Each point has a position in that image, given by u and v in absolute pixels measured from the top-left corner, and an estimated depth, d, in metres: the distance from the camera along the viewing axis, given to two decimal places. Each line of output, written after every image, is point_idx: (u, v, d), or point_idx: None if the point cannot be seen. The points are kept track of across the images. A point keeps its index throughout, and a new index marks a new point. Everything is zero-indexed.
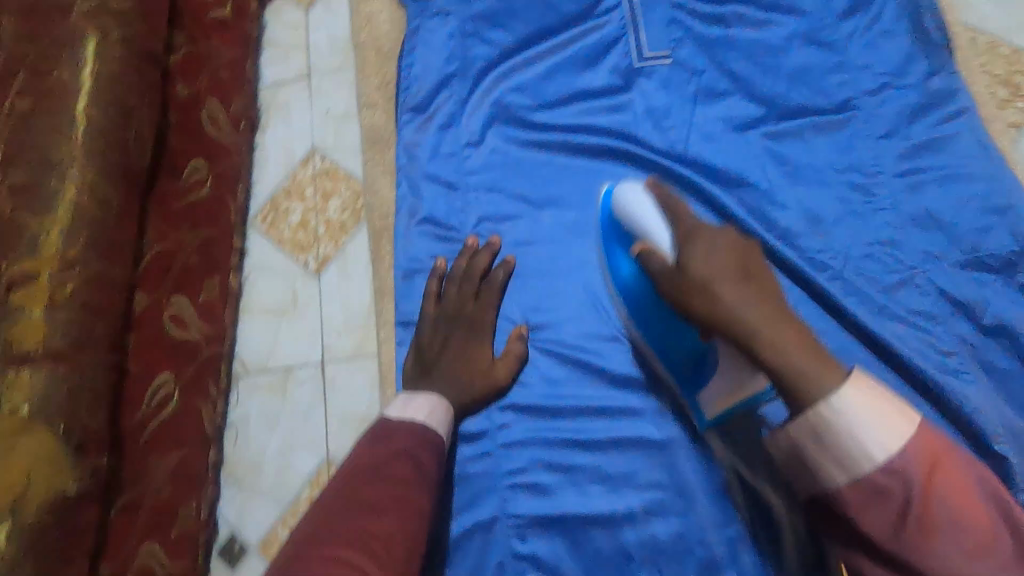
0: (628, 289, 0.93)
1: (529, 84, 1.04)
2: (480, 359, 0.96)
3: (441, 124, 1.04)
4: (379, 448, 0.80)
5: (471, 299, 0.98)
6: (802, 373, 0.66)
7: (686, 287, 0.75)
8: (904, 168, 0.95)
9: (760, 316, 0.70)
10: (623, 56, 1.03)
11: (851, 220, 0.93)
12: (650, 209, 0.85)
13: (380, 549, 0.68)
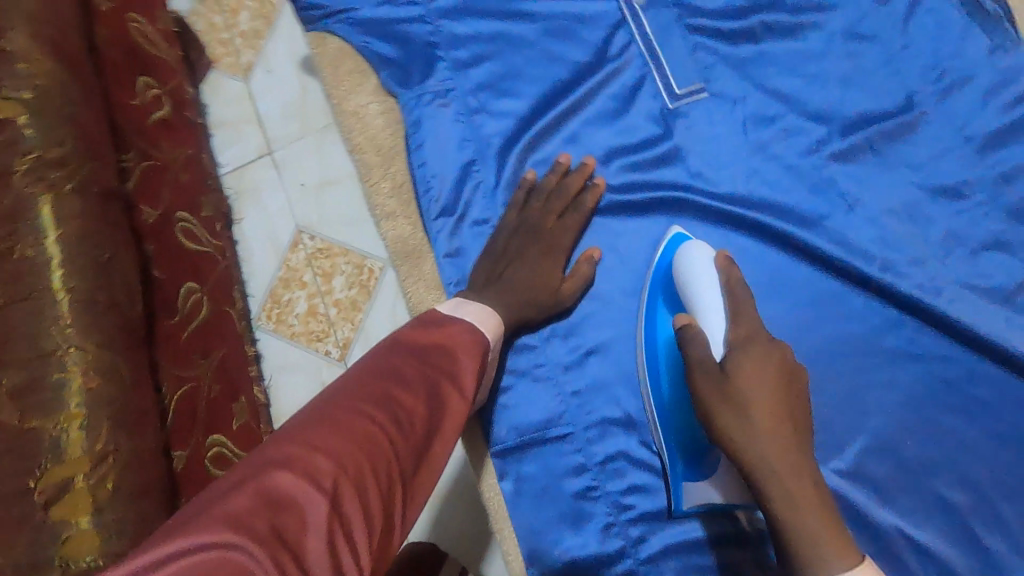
0: (654, 363, 0.65)
1: (545, 157, 0.73)
2: (547, 279, 0.68)
3: (453, 218, 0.73)
4: (439, 317, 0.63)
5: (549, 214, 0.70)
6: (809, 531, 0.50)
7: (723, 397, 0.55)
8: (990, 175, 0.63)
9: (780, 467, 0.52)
10: (653, 97, 0.71)
11: (955, 248, 0.63)
12: (713, 288, 0.63)
13: (406, 420, 0.54)
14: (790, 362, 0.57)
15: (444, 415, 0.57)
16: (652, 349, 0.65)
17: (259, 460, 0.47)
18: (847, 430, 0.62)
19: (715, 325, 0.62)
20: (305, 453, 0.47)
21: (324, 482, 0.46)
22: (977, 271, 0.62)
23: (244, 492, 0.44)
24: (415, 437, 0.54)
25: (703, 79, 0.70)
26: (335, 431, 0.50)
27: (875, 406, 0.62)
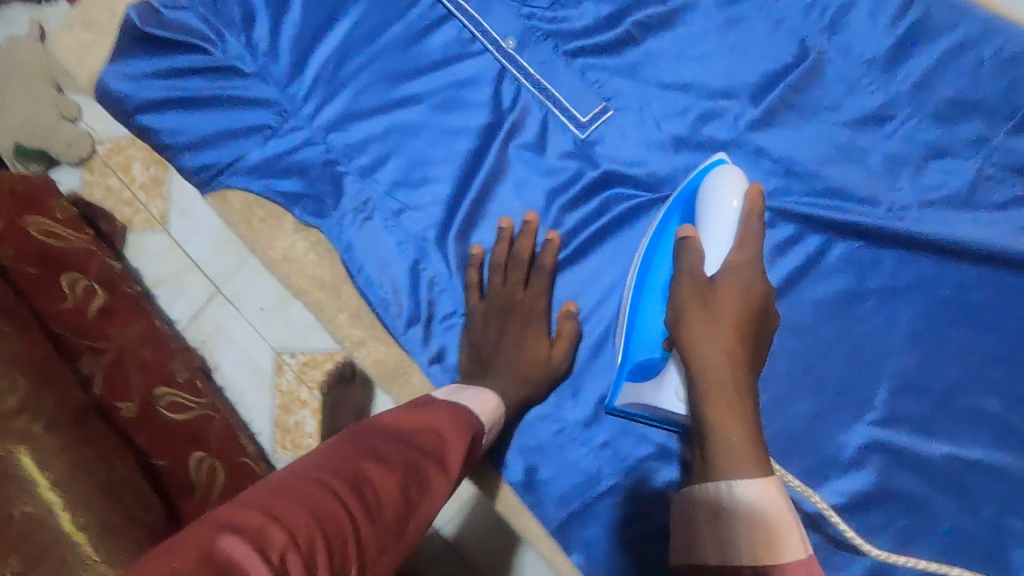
0: (648, 259, 0.64)
1: (487, 229, 0.72)
2: (535, 350, 0.67)
3: (421, 324, 0.71)
4: (435, 400, 0.57)
5: (517, 285, 0.68)
6: (727, 437, 0.49)
7: (700, 300, 0.54)
8: (904, 87, 0.63)
9: (725, 377, 0.50)
10: (562, 133, 0.70)
11: (901, 170, 0.63)
12: (732, 207, 0.59)
13: (381, 498, 0.45)
14: (768, 304, 0.55)
15: (427, 500, 0.48)
16: (652, 257, 0.64)
17: (214, 520, 0.39)
18: (867, 379, 0.62)
19: (721, 240, 0.58)
20: (263, 522, 0.39)
21: (276, 556, 0.37)
22: (924, 187, 0.62)
23: (191, 556, 0.35)
24: (388, 518, 0.45)
25: (603, 99, 0.69)
26: (301, 504, 0.41)
27: (884, 348, 0.62)
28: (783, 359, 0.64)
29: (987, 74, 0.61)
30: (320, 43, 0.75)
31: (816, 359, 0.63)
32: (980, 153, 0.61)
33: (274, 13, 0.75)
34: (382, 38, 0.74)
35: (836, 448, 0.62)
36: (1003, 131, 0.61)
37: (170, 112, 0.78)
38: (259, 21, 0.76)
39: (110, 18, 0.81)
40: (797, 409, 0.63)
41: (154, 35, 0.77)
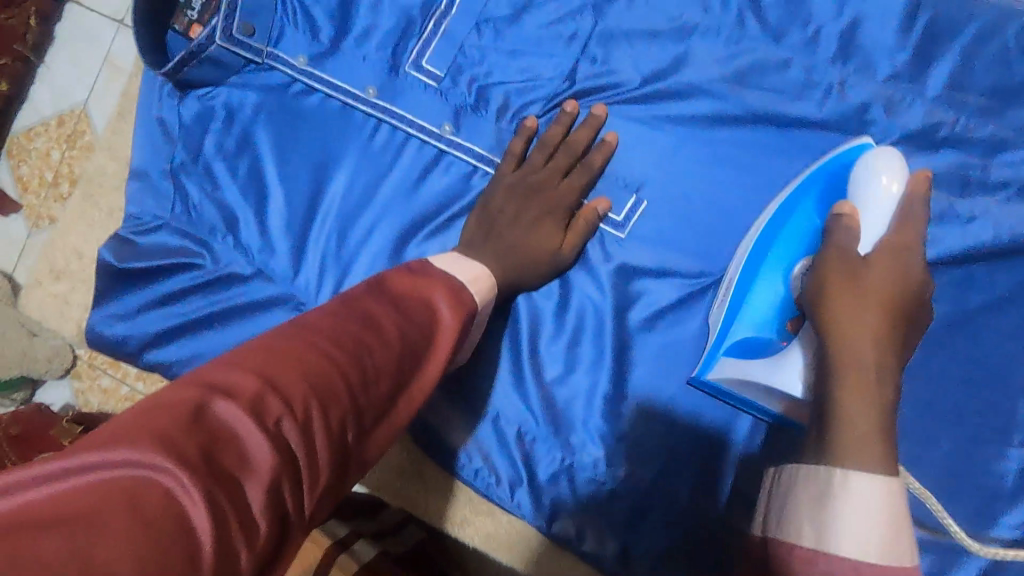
0: (773, 230, 0.59)
1: (559, 361, 0.65)
2: (547, 233, 0.64)
3: (524, 484, 0.65)
4: (432, 269, 0.55)
5: (536, 165, 0.65)
6: (865, 435, 0.43)
7: (844, 283, 0.50)
8: (935, 93, 0.60)
9: (883, 362, 0.46)
10: (600, 239, 0.65)
11: (960, 175, 0.60)
12: (892, 198, 0.54)
13: (368, 368, 0.44)
14: (925, 297, 0.51)
15: (418, 375, 0.48)
16: (781, 228, 0.59)
17: (200, 378, 0.38)
18: (1004, 398, 0.58)
19: (880, 222, 0.54)
20: (259, 387, 0.38)
21: (270, 422, 0.37)
22: (991, 187, 0.59)
23: (178, 416, 0.35)
24: (382, 392, 0.45)
25: (632, 192, 0.65)
26: (298, 371, 0.40)
27: (1009, 361, 0.58)
28: (908, 405, 0.60)
29: (1015, 58, 0.59)
30: (314, 222, 0.69)
31: (942, 394, 0.59)
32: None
33: (256, 206, 0.70)
34: (378, 196, 0.68)
35: (994, 479, 0.58)
36: None
37: (173, 343, 0.70)
38: (242, 219, 0.70)
39: (79, 261, 0.74)
40: (939, 450, 0.59)
41: (136, 268, 0.70)
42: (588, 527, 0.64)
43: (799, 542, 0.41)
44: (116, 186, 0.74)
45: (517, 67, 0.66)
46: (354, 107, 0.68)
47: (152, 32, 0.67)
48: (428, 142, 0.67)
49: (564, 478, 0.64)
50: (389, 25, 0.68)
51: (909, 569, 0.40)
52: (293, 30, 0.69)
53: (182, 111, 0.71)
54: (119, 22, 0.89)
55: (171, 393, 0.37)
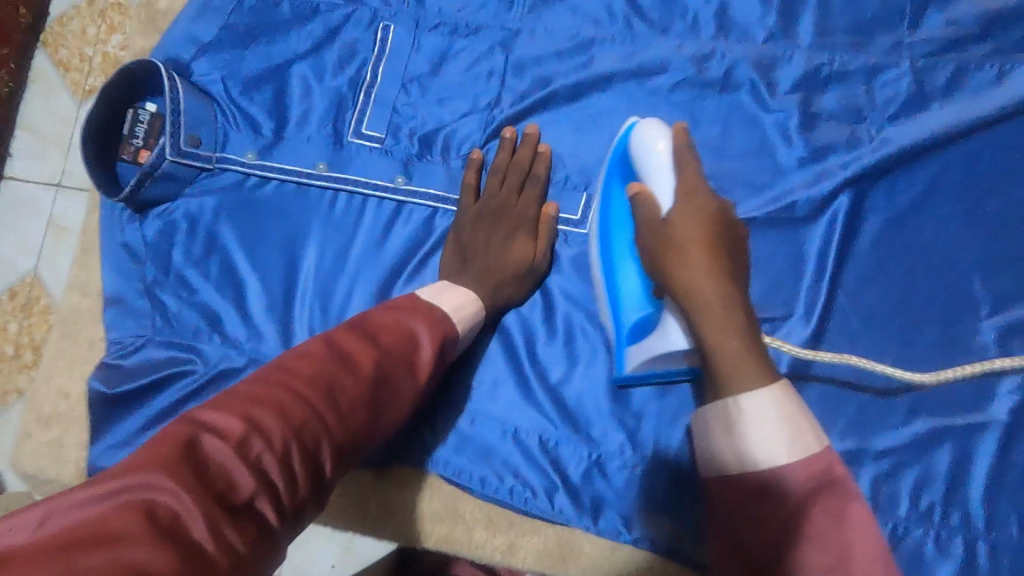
0: (614, 220, 0.64)
1: (561, 360, 0.67)
2: (519, 248, 0.67)
3: (561, 487, 0.65)
4: (418, 302, 0.57)
5: (493, 189, 0.69)
6: (736, 360, 0.48)
7: (663, 243, 0.53)
8: (807, 44, 0.69)
9: (706, 296, 0.50)
10: (567, 239, 0.70)
11: (852, 103, 0.68)
12: (665, 151, 0.57)
13: (342, 401, 0.46)
14: (732, 217, 0.54)
15: (393, 402, 0.50)
16: (609, 219, 0.64)
17: (196, 415, 0.41)
18: (960, 277, 0.64)
19: (661, 183, 0.57)
20: (243, 427, 0.40)
21: (252, 459, 0.39)
22: (882, 106, 0.68)
23: (175, 451, 0.38)
24: (359, 420, 0.47)
25: (582, 191, 0.70)
26: (278, 407, 0.43)
27: (951, 245, 0.64)
28: (884, 308, 0.64)
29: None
30: (295, 298, 0.71)
31: (908, 291, 0.64)
32: (902, 57, 0.68)
33: (236, 300, 0.72)
34: (352, 257, 0.71)
35: (979, 352, 0.62)
36: (904, 34, 0.68)
37: None
38: (224, 315, 0.71)
39: (67, 402, 0.73)
40: (923, 340, 0.63)
41: (128, 390, 0.69)
42: (632, 513, 0.64)
43: (732, 472, 0.48)
44: (91, 318, 0.74)
45: (449, 110, 0.72)
46: (309, 185, 0.73)
47: (105, 165, 0.71)
48: (386, 197, 0.72)
49: (597, 472, 0.65)
50: (324, 105, 0.73)
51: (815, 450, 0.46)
52: (236, 131, 0.74)
53: (146, 231, 0.73)
54: (56, 184, 1.05)
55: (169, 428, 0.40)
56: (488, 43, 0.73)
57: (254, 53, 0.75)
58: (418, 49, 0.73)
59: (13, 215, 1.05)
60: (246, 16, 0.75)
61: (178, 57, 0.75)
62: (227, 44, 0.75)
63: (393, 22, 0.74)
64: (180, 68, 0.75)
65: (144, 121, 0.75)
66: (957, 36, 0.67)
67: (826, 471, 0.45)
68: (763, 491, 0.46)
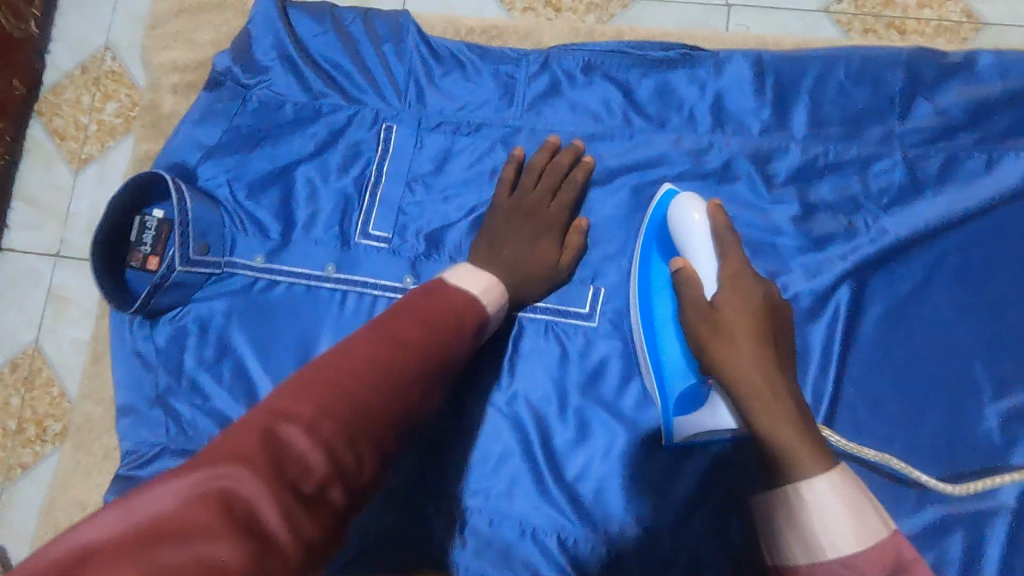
0: (654, 288, 0.68)
1: (576, 455, 0.68)
2: (534, 262, 0.70)
3: None
4: (448, 289, 0.61)
5: (499, 224, 0.72)
6: (790, 440, 0.53)
7: (716, 332, 0.59)
8: (800, 136, 0.71)
9: (758, 378, 0.56)
10: (577, 334, 0.71)
11: (847, 193, 0.70)
12: (704, 229, 0.64)
13: (401, 365, 0.52)
14: (776, 301, 0.61)
15: (447, 365, 0.56)
16: (648, 287, 0.68)
17: (268, 408, 0.46)
18: (961, 364, 0.65)
19: (707, 266, 0.64)
20: (313, 415, 0.46)
21: (322, 440, 0.45)
22: (876, 194, 0.70)
23: (252, 440, 0.43)
24: (416, 393, 0.52)
25: (589, 285, 0.71)
26: (345, 392, 0.48)
27: (951, 333, 0.66)
28: (889, 396, 0.66)
29: (850, 90, 0.72)
30: None
31: (912, 379, 0.65)
32: (894, 146, 0.70)
33: (248, 404, 0.72)
34: None
35: (984, 439, 0.64)
36: (894, 124, 0.70)
37: None
38: (237, 421, 0.72)
39: (82, 513, 0.73)
40: (928, 426, 0.65)
41: None
42: None
43: (795, 553, 0.50)
44: (104, 428, 0.75)
45: (454, 208, 0.74)
46: (318, 287, 0.74)
47: (113, 278, 0.71)
48: (395, 297, 0.73)
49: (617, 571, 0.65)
50: (331, 207, 0.74)
51: (884, 535, 0.49)
52: (244, 236, 0.75)
53: (157, 338, 0.74)
54: (55, 256, 1.03)
55: (244, 421, 0.45)
56: (490, 141, 0.75)
57: (258, 155, 0.75)
58: (422, 148, 0.75)
59: (11, 288, 1.03)
60: (249, 118, 0.76)
61: (185, 162, 0.76)
62: (231, 147, 0.76)
63: (395, 122, 0.75)
64: (187, 174, 0.76)
65: (150, 227, 0.75)
66: (946, 125, 0.69)
67: (898, 556, 0.48)
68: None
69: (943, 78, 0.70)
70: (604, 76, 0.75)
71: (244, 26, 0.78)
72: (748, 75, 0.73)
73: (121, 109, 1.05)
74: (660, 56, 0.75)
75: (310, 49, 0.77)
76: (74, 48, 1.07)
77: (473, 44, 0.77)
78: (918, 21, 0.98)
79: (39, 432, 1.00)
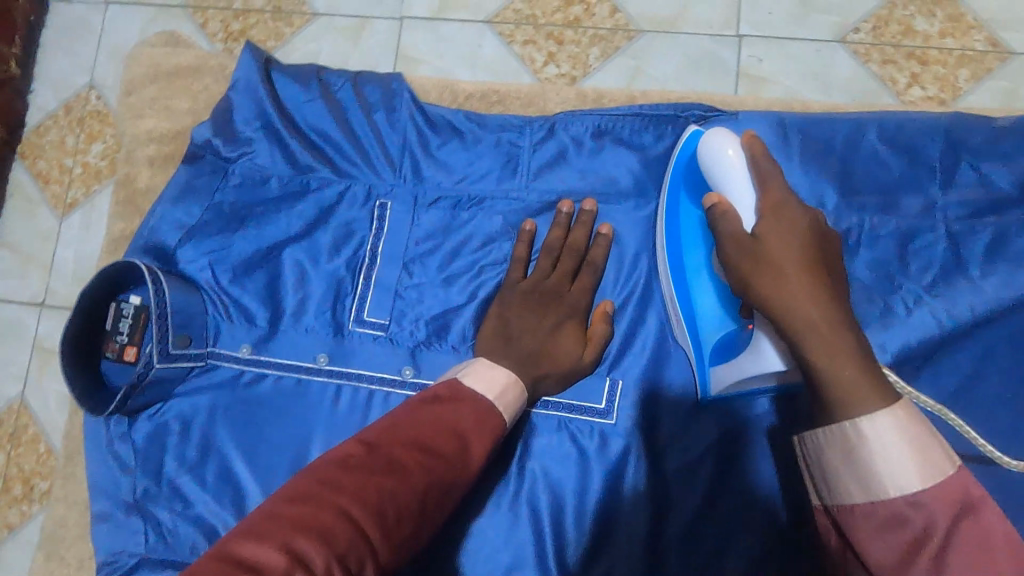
0: (686, 232, 0.63)
1: (592, 570, 0.62)
2: (553, 358, 0.62)
3: None
4: (461, 392, 0.55)
5: (517, 318, 0.64)
6: (853, 381, 0.44)
7: (758, 264, 0.52)
8: (833, 206, 0.64)
9: (813, 316, 0.48)
10: (593, 430, 0.64)
11: (886, 273, 0.63)
12: (740, 165, 0.57)
13: (394, 502, 0.46)
14: (824, 229, 0.53)
15: (447, 493, 0.50)
16: (679, 234, 0.63)
17: (235, 554, 0.40)
18: (1015, 467, 0.59)
19: (743, 201, 0.56)
20: (285, 566, 0.40)
21: None
22: (916, 274, 0.63)
23: None
24: (406, 529, 0.47)
25: (605, 376, 0.65)
26: (326, 535, 0.42)
27: (1003, 433, 0.60)
28: None
29: (886, 157, 0.65)
30: None
31: None
32: (935, 221, 0.63)
33: (234, 509, 0.66)
34: None
35: None
36: (935, 194, 0.64)
37: None
38: (222, 527, 0.66)
39: None
40: None
41: None
42: None
43: (852, 498, 0.42)
44: (80, 534, 0.69)
45: (456, 291, 0.68)
46: (309, 379, 0.68)
47: (86, 376, 0.65)
48: (393, 391, 0.67)
49: None
50: (321, 291, 0.68)
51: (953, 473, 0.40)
52: (229, 324, 0.69)
53: (135, 436, 0.68)
54: (40, 304, 0.97)
55: (206, 567, 0.39)
56: (493, 217, 0.68)
57: (242, 236, 0.70)
58: (418, 224, 0.69)
59: None
60: (232, 195, 0.70)
61: (162, 243, 0.70)
62: (214, 227, 0.70)
63: (390, 198, 0.69)
64: (165, 258, 0.70)
65: (127, 316, 0.69)
66: (992, 199, 0.63)
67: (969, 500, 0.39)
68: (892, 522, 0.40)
69: (987, 145, 0.63)
70: (614, 140, 0.68)
71: (225, 93, 0.72)
72: (770, 139, 0.66)
73: (105, 151, 0.99)
74: (676, 119, 0.67)
75: (297, 119, 0.72)
76: (55, 87, 1.01)
77: (470, 111, 0.71)
78: (940, 50, 0.91)
79: (26, 490, 0.93)
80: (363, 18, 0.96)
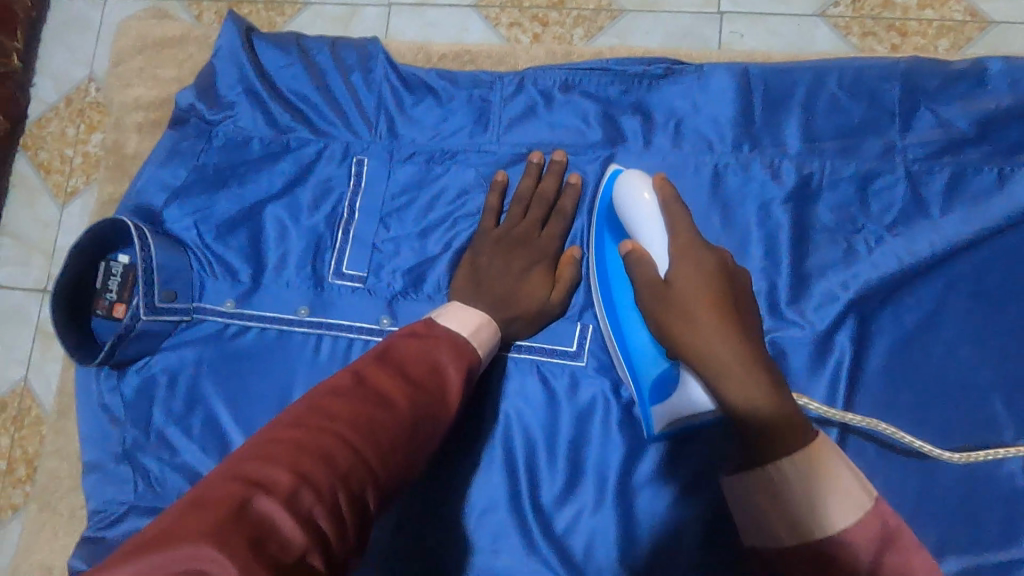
0: (611, 272, 0.64)
1: (564, 508, 0.63)
2: (519, 300, 0.64)
3: None
4: (436, 329, 0.55)
5: (487, 262, 0.66)
6: (769, 423, 0.48)
7: (674, 311, 0.54)
8: (796, 151, 0.66)
9: (728, 362, 0.51)
10: (564, 372, 0.66)
11: (849, 213, 0.65)
12: (651, 207, 0.59)
13: (388, 428, 0.46)
14: (732, 268, 0.56)
15: (437, 419, 0.49)
16: (608, 276, 0.64)
17: (243, 475, 0.39)
18: (975, 399, 0.60)
19: (656, 244, 0.59)
20: (293, 484, 0.39)
21: (303, 512, 0.38)
22: (878, 215, 0.64)
23: (224, 515, 0.36)
24: (402, 452, 0.46)
25: (576, 320, 0.67)
26: (327, 455, 0.42)
27: (963, 368, 0.61)
28: (899, 439, 0.61)
29: (847, 102, 0.66)
30: None
31: (924, 419, 0.60)
32: (896, 162, 0.65)
33: (219, 458, 0.68)
34: None
35: (1005, 481, 0.59)
36: (895, 136, 0.65)
37: None
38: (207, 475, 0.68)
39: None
40: (943, 469, 0.59)
41: None
42: None
43: (776, 528, 0.47)
44: (73, 487, 0.72)
45: (431, 242, 0.70)
46: (290, 331, 0.70)
47: (77, 329, 0.68)
48: (371, 340, 0.69)
49: None
50: (301, 247, 0.71)
51: (871, 505, 0.45)
52: (213, 280, 0.71)
53: (124, 390, 0.70)
54: (43, 292, 0.99)
55: (217, 490, 0.38)
56: (466, 170, 0.71)
57: (226, 195, 0.72)
58: (394, 178, 0.71)
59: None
60: (216, 156, 0.73)
61: (149, 204, 0.72)
62: (199, 188, 0.72)
63: (367, 155, 0.71)
64: (152, 217, 0.72)
65: (116, 274, 0.71)
66: (951, 139, 0.64)
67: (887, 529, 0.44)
68: (822, 559, 0.44)
69: (945, 89, 0.65)
70: (580, 92, 0.70)
71: (209, 61, 0.75)
72: (734, 86, 0.68)
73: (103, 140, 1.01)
74: (640, 72, 0.69)
75: (278, 83, 0.74)
76: (57, 79, 1.04)
77: (442, 70, 0.73)
78: (919, 22, 0.92)
79: (28, 470, 0.96)
80: (351, 5, 0.99)
